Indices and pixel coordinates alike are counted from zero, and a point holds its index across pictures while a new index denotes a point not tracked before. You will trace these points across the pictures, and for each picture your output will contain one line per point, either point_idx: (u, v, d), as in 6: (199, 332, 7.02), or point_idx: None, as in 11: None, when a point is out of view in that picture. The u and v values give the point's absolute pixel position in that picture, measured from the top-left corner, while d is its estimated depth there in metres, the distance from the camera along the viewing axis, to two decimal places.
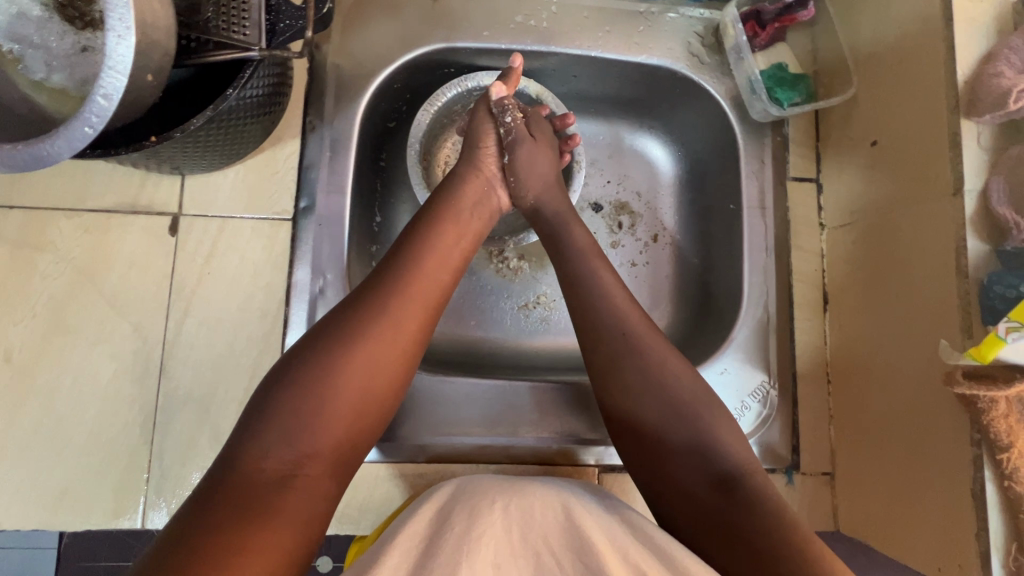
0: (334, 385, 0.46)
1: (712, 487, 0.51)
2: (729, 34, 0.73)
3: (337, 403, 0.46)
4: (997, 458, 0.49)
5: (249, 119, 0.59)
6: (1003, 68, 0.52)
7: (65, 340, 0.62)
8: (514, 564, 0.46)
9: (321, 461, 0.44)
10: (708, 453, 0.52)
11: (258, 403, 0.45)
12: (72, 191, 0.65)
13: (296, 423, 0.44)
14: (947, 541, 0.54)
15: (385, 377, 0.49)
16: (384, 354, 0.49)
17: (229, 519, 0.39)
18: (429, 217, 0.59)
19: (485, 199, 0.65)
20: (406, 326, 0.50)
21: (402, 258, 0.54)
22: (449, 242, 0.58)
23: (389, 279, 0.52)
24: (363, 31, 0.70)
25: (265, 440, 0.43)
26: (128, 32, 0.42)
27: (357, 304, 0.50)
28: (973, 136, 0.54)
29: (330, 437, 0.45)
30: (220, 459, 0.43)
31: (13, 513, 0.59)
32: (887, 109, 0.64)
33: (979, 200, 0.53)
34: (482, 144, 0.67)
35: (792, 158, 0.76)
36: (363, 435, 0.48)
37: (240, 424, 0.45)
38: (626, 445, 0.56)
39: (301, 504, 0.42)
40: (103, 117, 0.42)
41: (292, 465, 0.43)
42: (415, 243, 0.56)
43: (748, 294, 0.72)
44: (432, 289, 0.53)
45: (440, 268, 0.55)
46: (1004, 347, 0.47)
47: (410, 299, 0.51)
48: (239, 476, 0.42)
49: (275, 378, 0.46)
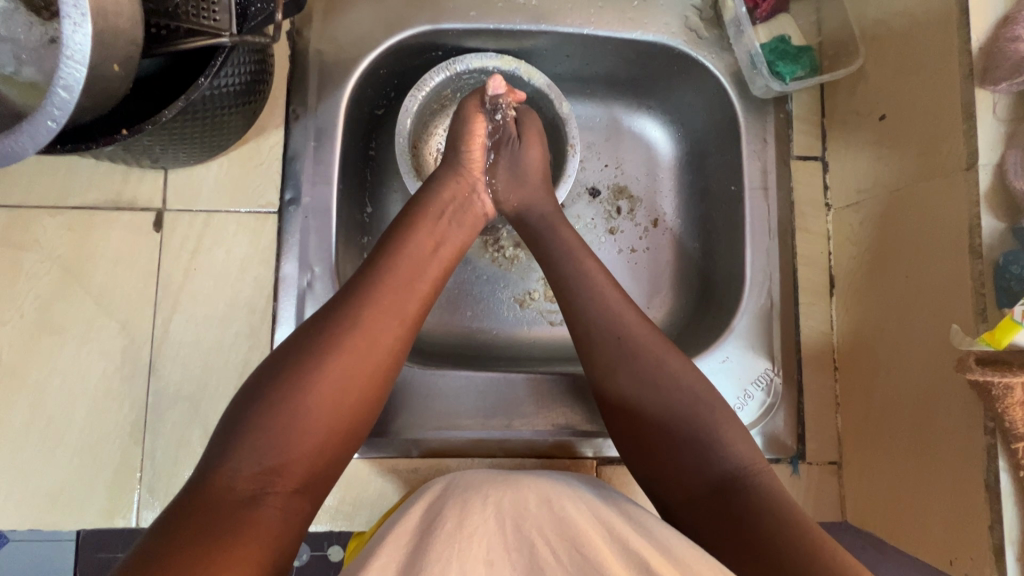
0: (306, 399, 0.45)
1: (712, 492, 0.49)
2: (728, 7, 0.69)
3: (311, 416, 0.45)
4: (1013, 447, 0.47)
5: (227, 109, 0.56)
6: (1022, 32, 0.48)
7: (53, 340, 0.62)
8: (508, 559, 0.44)
9: (294, 474, 0.44)
10: (707, 456, 0.51)
11: (231, 418, 0.45)
12: (55, 189, 0.64)
13: (267, 439, 0.43)
14: (957, 537, 0.52)
15: (362, 387, 0.48)
16: (359, 364, 0.48)
17: (195, 537, 0.38)
18: (403, 222, 0.58)
19: (468, 202, 0.64)
20: (381, 336, 0.49)
21: (377, 267, 0.53)
22: (426, 252, 0.56)
23: (363, 290, 0.51)
24: (345, 16, 0.68)
25: (236, 456, 0.43)
26: (85, 19, 0.39)
27: (329, 315, 0.49)
28: (988, 106, 0.51)
29: (304, 450, 0.44)
30: (195, 473, 0.43)
31: (8, 513, 0.59)
32: (896, 81, 0.61)
33: (995, 174, 0.50)
34: (468, 137, 0.65)
35: (796, 135, 0.72)
36: (338, 450, 0.47)
37: (213, 440, 0.44)
38: (627, 441, 0.55)
39: (273, 520, 0.41)
40: (66, 110, 0.41)
41: (263, 480, 0.42)
42: (391, 250, 0.55)
43: (750, 279, 0.69)
44: (410, 297, 0.52)
45: (415, 276, 0.54)
46: (1020, 331, 0.44)
47: (385, 309, 0.50)
48: (210, 492, 0.41)
49: (247, 393, 0.45)
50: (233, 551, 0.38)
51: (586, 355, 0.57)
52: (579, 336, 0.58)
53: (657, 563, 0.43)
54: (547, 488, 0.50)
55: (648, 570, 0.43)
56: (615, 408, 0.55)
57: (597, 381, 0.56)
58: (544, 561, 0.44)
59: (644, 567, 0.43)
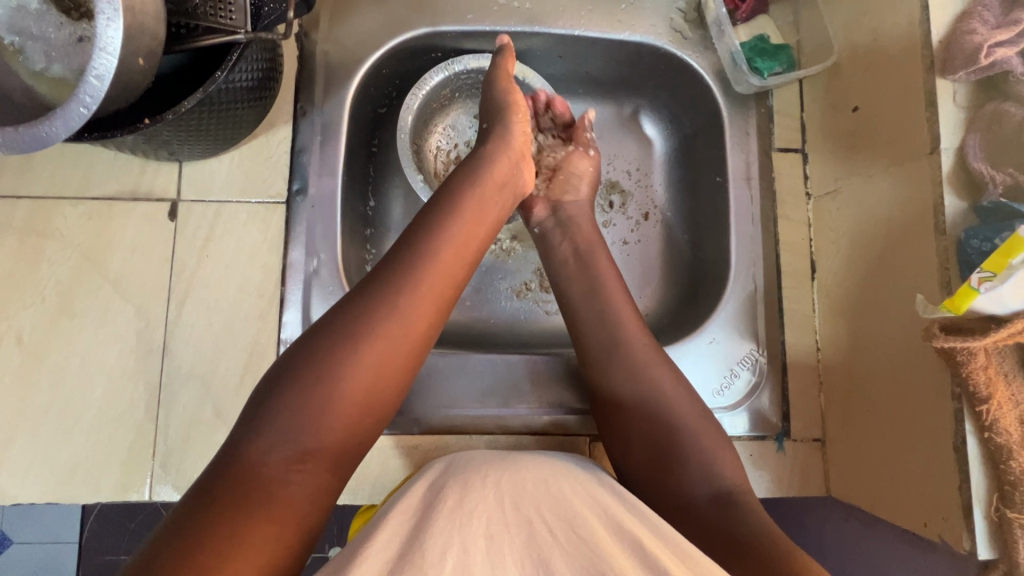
0: (339, 384, 0.47)
1: (714, 501, 0.53)
2: (710, 8, 0.74)
3: (343, 400, 0.47)
4: (977, 411, 0.50)
5: (239, 104, 0.60)
6: (977, 25, 0.52)
7: (72, 323, 0.65)
8: (507, 533, 0.46)
9: (325, 455, 0.46)
10: (710, 470, 0.55)
11: (265, 395, 0.47)
12: (76, 181, 0.67)
13: (300, 420, 0.46)
14: (926, 500, 0.55)
15: (392, 376, 0.50)
16: (391, 352, 0.50)
17: (230, 509, 0.41)
18: (440, 206, 0.58)
19: (511, 178, 0.64)
20: (414, 324, 0.51)
21: (415, 252, 0.54)
22: (468, 240, 0.57)
23: (399, 277, 0.52)
24: (350, 19, 0.72)
25: (269, 435, 0.45)
26: (117, 14, 0.44)
27: (364, 300, 0.51)
28: (949, 94, 0.55)
29: (334, 433, 0.47)
30: (228, 447, 0.45)
31: (28, 487, 0.62)
32: (867, 75, 0.65)
33: (956, 157, 0.54)
34: (512, 112, 0.67)
35: (777, 129, 0.76)
36: (365, 432, 0.49)
37: (245, 417, 0.46)
38: (630, 449, 0.59)
39: (301, 497, 0.45)
40: (97, 97, 0.45)
41: (296, 459, 0.45)
42: (429, 236, 0.55)
43: (736, 264, 0.72)
44: (445, 285, 0.54)
45: (452, 265, 0.55)
46: (977, 297, 0.48)
47: (420, 299, 0.52)
48: (244, 466, 0.44)
49: (280, 375, 0.48)
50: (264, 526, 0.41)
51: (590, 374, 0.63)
52: (587, 358, 0.64)
53: (645, 537, 0.46)
54: (544, 473, 0.53)
55: (641, 547, 0.45)
56: (620, 407, 0.61)
57: (604, 400, 0.62)
58: (540, 536, 0.46)
59: (637, 548, 0.45)
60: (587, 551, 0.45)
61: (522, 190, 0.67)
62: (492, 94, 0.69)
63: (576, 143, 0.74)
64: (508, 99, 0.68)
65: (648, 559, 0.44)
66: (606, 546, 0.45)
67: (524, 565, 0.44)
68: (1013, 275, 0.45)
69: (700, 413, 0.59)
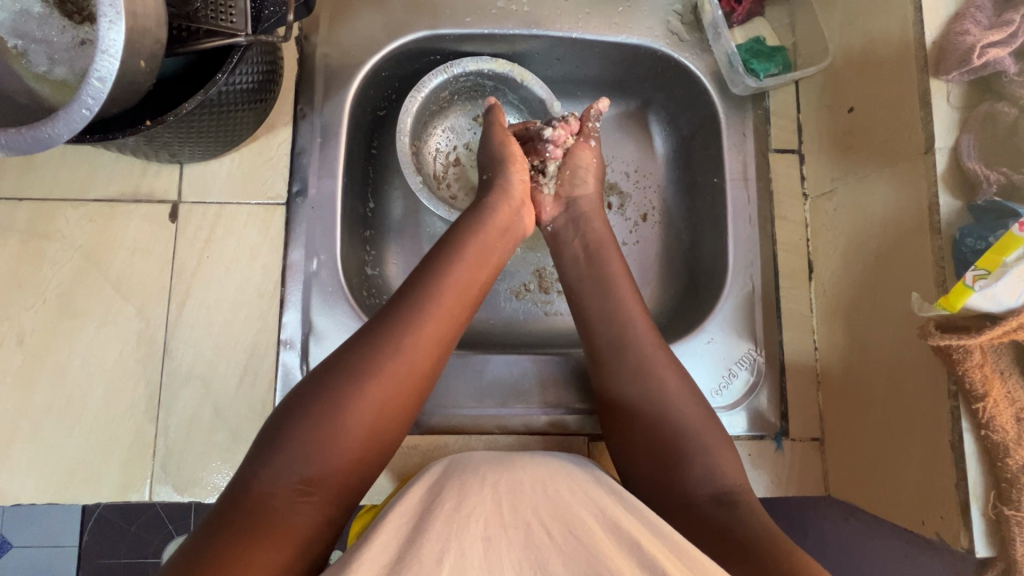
0: (344, 416, 0.48)
1: (716, 502, 0.53)
2: (706, 11, 0.74)
3: (350, 433, 0.48)
4: (973, 408, 0.50)
5: (240, 106, 0.61)
6: (970, 26, 0.53)
7: (73, 324, 0.65)
8: (505, 536, 0.46)
9: (328, 488, 0.47)
10: (712, 470, 0.55)
11: (271, 428, 0.48)
12: (78, 183, 0.68)
13: (304, 451, 0.46)
14: (923, 501, 0.55)
15: (396, 410, 0.51)
16: (396, 385, 0.51)
17: (236, 537, 0.41)
18: (446, 248, 0.61)
19: (511, 226, 0.66)
20: (418, 361, 0.53)
21: (421, 288, 0.56)
22: (472, 274, 0.60)
23: (404, 312, 0.54)
24: (349, 22, 0.73)
25: (275, 465, 0.45)
26: (119, 17, 0.44)
27: (370, 336, 0.53)
28: (943, 94, 0.55)
29: (339, 465, 0.47)
30: (238, 477, 0.46)
31: (28, 488, 0.62)
32: (861, 76, 0.65)
33: (950, 157, 0.54)
34: (511, 165, 0.69)
35: (774, 130, 0.76)
36: (369, 464, 0.50)
37: (253, 448, 0.47)
38: (635, 449, 0.59)
39: (304, 528, 0.44)
40: (99, 99, 0.45)
41: (301, 491, 0.45)
42: (436, 272, 0.58)
43: (733, 264, 0.73)
44: (447, 323, 0.56)
45: (457, 299, 0.57)
46: (971, 296, 0.48)
47: (423, 332, 0.54)
48: (251, 496, 0.44)
49: (287, 409, 0.49)
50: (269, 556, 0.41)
51: (597, 374, 0.64)
52: (595, 356, 0.64)
53: (645, 538, 0.46)
54: (541, 474, 0.53)
55: (639, 547, 0.45)
56: (622, 405, 0.61)
57: (610, 402, 0.62)
58: (538, 539, 0.46)
59: (636, 549, 0.45)
60: (588, 552, 0.45)
61: (523, 235, 0.69)
62: (491, 146, 0.71)
63: (579, 133, 0.73)
64: (505, 152, 0.70)
65: (647, 559, 0.44)
66: (604, 548, 0.45)
67: (522, 565, 0.44)
68: (1007, 273, 0.46)
69: (703, 412, 0.59)
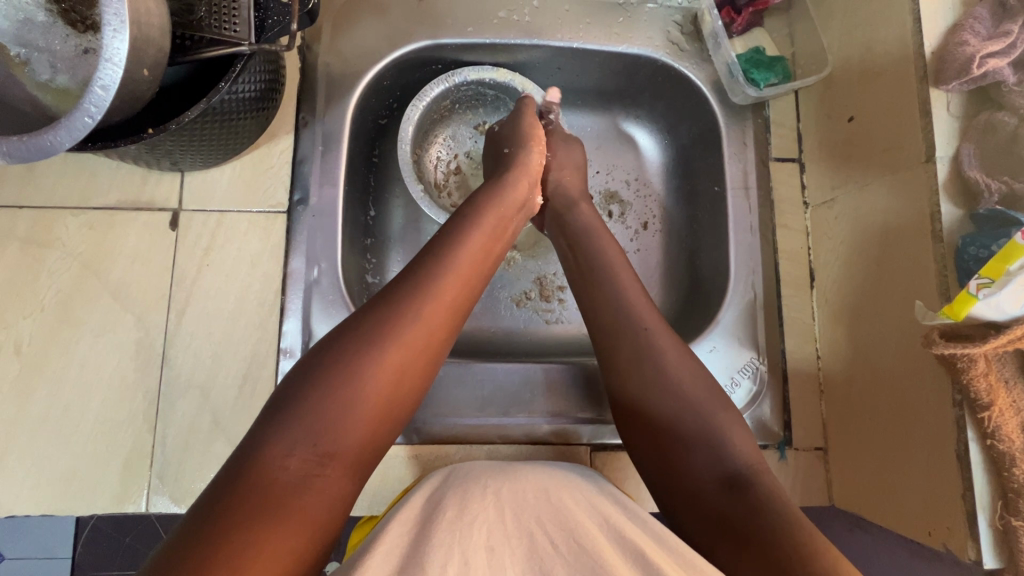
0: (358, 387, 0.47)
1: (724, 484, 0.50)
2: (706, 21, 0.75)
3: (365, 402, 0.47)
4: (978, 417, 0.50)
5: (241, 115, 0.61)
6: (968, 37, 0.54)
7: (71, 332, 0.65)
8: (508, 545, 0.45)
9: (342, 461, 0.45)
10: (719, 450, 0.52)
11: (283, 397, 0.46)
12: (78, 192, 0.68)
13: (319, 423, 0.45)
14: (927, 509, 0.55)
15: (411, 379, 0.50)
16: (412, 355, 0.50)
17: (247, 515, 0.40)
18: (458, 222, 0.60)
19: (526, 202, 0.67)
20: (434, 330, 0.51)
21: (436, 259, 0.55)
22: (485, 248, 0.59)
23: (418, 281, 0.53)
24: (352, 32, 0.73)
25: (288, 437, 0.44)
26: (123, 26, 0.44)
27: (385, 303, 0.51)
28: (943, 104, 0.56)
29: (353, 437, 0.46)
30: (244, 450, 0.44)
31: (22, 499, 0.61)
32: (862, 85, 0.65)
33: (951, 165, 0.55)
34: (534, 143, 0.70)
35: (774, 139, 0.77)
36: (383, 435, 0.49)
37: (261, 420, 0.45)
38: (637, 440, 0.56)
39: (320, 504, 0.43)
40: (101, 107, 0.45)
41: (315, 463, 0.44)
42: (450, 243, 0.57)
43: (735, 273, 0.73)
44: (461, 293, 0.54)
45: (472, 271, 0.56)
46: (976, 304, 0.47)
47: (438, 303, 0.52)
48: (261, 471, 0.42)
49: (298, 376, 0.47)
50: (281, 540, 0.40)
51: None
52: (595, 330, 0.61)
53: (648, 547, 0.45)
54: (546, 481, 0.52)
55: (643, 560, 0.44)
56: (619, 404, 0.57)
57: None
58: (542, 549, 0.45)
59: (640, 561, 0.44)
60: (591, 562, 0.44)
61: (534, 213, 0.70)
62: (513, 125, 0.72)
63: None
64: (532, 132, 0.70)
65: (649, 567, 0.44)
66: (607, 556, 0.45)
67: None
68: (1011, 281, 0.46)
69: None
